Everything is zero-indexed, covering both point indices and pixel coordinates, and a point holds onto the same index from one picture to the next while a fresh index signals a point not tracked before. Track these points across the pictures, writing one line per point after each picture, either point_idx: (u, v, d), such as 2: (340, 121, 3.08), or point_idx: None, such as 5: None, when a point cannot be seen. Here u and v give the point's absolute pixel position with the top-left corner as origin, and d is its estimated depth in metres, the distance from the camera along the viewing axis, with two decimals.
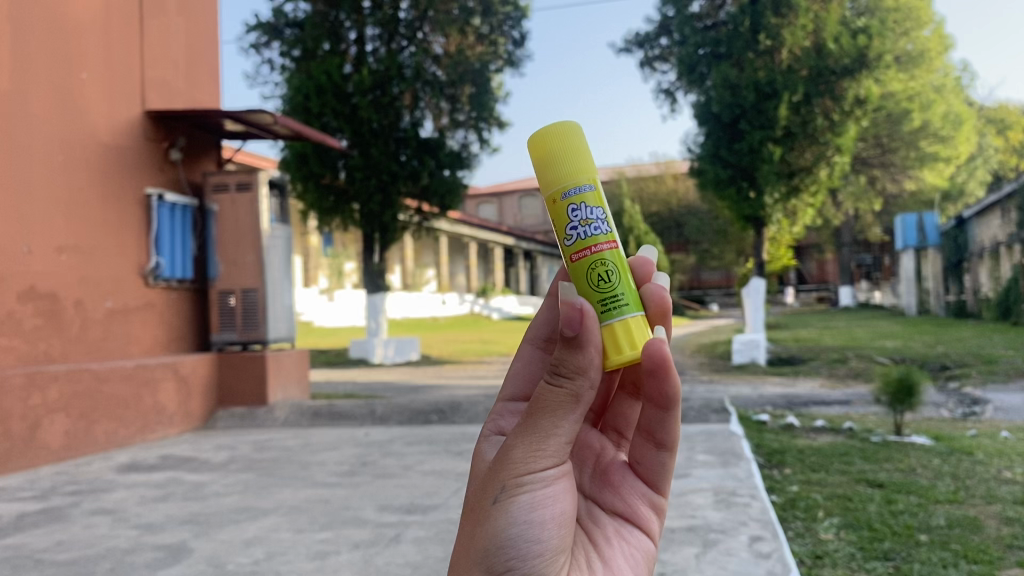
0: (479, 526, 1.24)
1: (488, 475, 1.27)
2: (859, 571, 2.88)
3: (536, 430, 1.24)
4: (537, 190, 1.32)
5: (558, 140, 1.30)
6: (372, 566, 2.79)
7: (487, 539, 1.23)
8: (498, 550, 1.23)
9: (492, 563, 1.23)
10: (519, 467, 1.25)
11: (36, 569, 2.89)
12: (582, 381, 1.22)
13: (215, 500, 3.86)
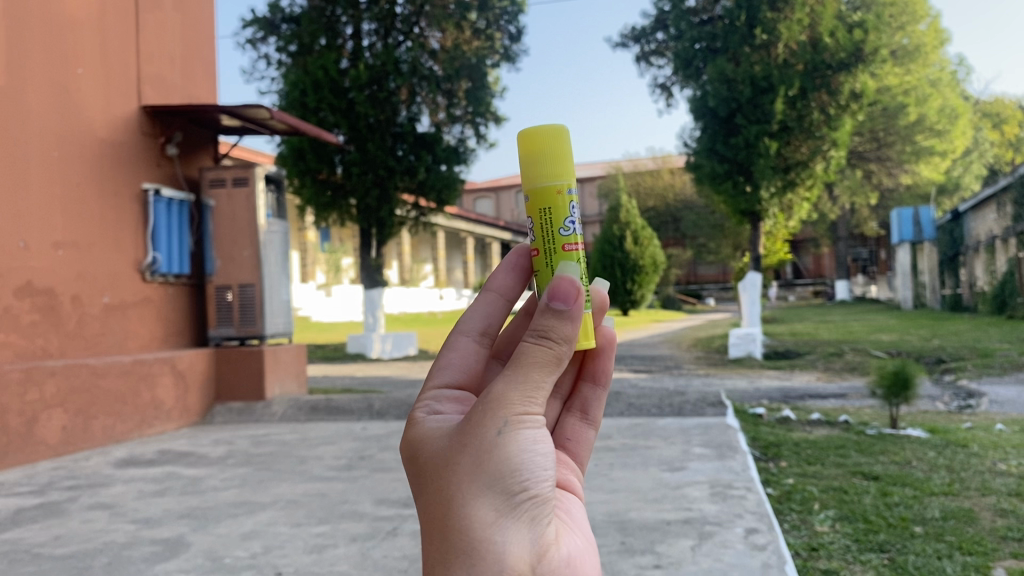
0: (484, 461, 1.13)
1: (482, 409, 1.14)
2: (854, 563, 2.90)
3: (530, 368, 1.15)
4: (537, 181, 1.31)
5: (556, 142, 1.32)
6: (370, 560, 2.80)
7: (496, 468, 1.13)
8: (512, 474, 1.14)
9: (508, 487, 1.14)
10: (520, 402, 1.14)
11: (33, 564, 2.90)
12: (568, 348, 1.17)
13: (213, 494, 3.87)
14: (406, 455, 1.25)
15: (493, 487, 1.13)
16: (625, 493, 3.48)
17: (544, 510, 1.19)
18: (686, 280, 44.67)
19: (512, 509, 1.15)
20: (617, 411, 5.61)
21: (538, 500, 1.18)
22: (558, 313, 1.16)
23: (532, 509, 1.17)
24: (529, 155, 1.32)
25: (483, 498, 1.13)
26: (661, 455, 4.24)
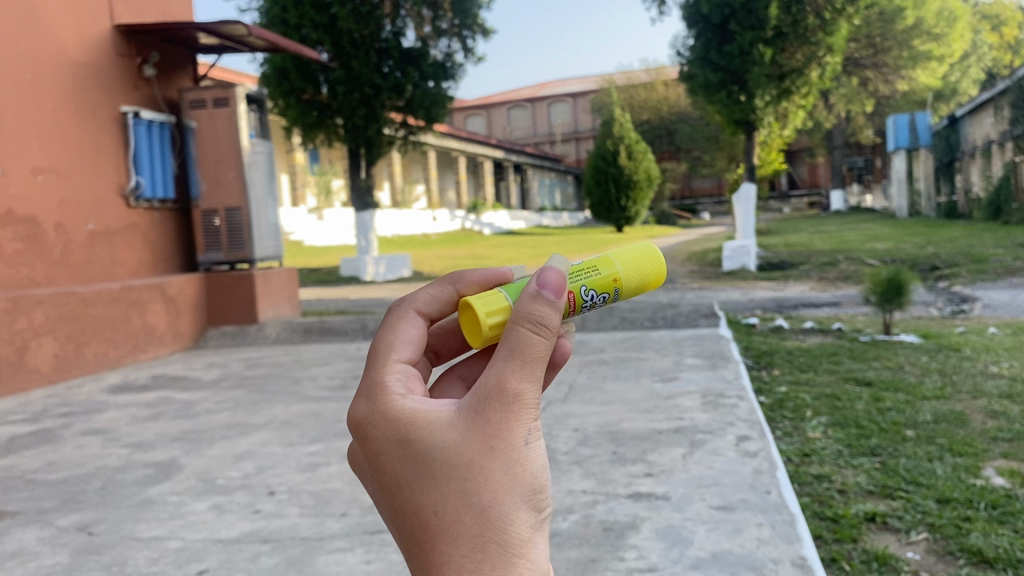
0: (515, 479, 0.85)
1: (502, 410, 0.84)
2: (846, 467, 2.92)
3: (539, 365, 0.85)
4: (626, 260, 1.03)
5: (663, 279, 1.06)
6: (363, 476, 2.80)
7: (527, 480, 0.86)
8: (541, 485, 0.87)
9: (537, 496, 0.87)
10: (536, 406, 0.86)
11: (26, 489, 2.91)
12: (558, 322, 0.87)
13: (206, 416, 3.87)
14: (388, 449, 0.88)
15: (525, 496, 0.86)
16: (616, 404, 3.48)
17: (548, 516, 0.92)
18: (683, 193, 44.47)
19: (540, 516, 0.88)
20: (611, 325, 5.61)
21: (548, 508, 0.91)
22: (553, 312, 0.86)
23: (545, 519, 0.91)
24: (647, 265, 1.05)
25: (517, 510, 0.85)
26: (653, 367, 4.23)
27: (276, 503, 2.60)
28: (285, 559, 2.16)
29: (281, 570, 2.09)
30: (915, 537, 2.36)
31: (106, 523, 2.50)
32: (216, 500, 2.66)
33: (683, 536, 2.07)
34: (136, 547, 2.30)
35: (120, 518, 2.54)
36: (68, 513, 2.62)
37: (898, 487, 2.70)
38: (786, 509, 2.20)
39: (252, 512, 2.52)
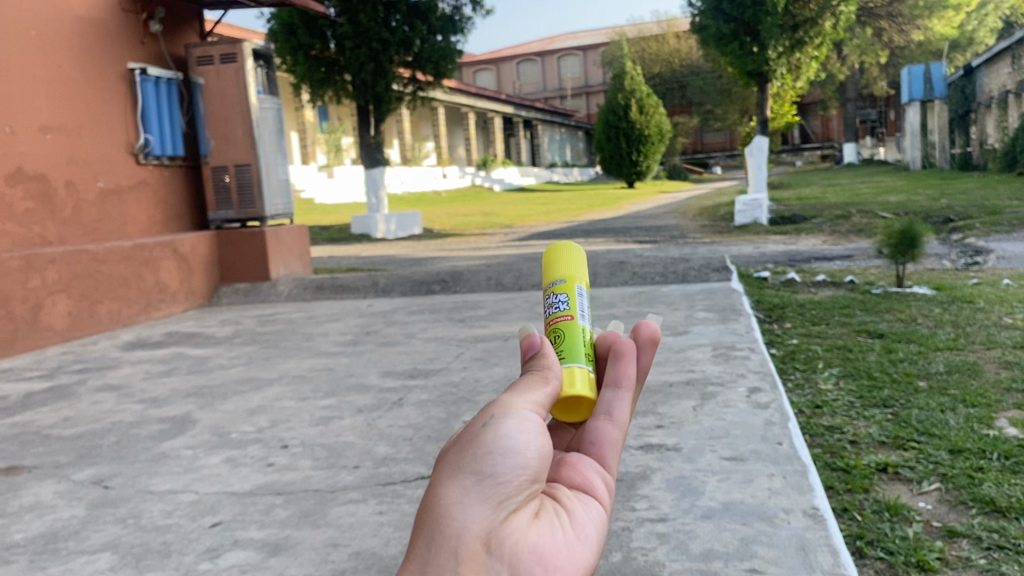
0: (465, 446, 0.97)
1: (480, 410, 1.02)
2: (857, 419, 2.92)
3: (521, 383, 1.04)
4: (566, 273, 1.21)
5: (564, 248, 1.24)
6: (376, 429, 2.82)
7: (472, 451, 0.96)
8: (486, 457, 0.96)
9: (479, 467, 0.95)
10: (508, 401, 1.01)
11: (42, 444, 2.94)
12: (553, 371, 1.08)
13: (219, 372, 3.90)
14: None
15: (467, 464, 0.95)
16: None
17: (515, 500, 0.97)
18: (695, 148, 44.04)
19: (486, 486, 0.95)
20: (622, 280, 5.59)
21: (509, 489, 0.96)
22: (540, 362, 1.09)
23: (506, 498, 0.96)
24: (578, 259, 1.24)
25: (455, 471, 0.96)
26: (664, 321, 4.22)
27: (290, 456, 2.61)
28: (299, 511, 2.18)
29: (294, 522, 2.10)
30: (927, 487, 2.36)
31: (121, 477, 2.53)
32: (229, 454, 2.68)
33: (694, 487, 2.07)
34: (150, 500, 2.32)
35: (135, 472, 2.57)
36: (84, 468, 2.64)
37: (910, 438, 2.70)
38: (798, 460, 2.20)
39: (266, 465, 2.54)
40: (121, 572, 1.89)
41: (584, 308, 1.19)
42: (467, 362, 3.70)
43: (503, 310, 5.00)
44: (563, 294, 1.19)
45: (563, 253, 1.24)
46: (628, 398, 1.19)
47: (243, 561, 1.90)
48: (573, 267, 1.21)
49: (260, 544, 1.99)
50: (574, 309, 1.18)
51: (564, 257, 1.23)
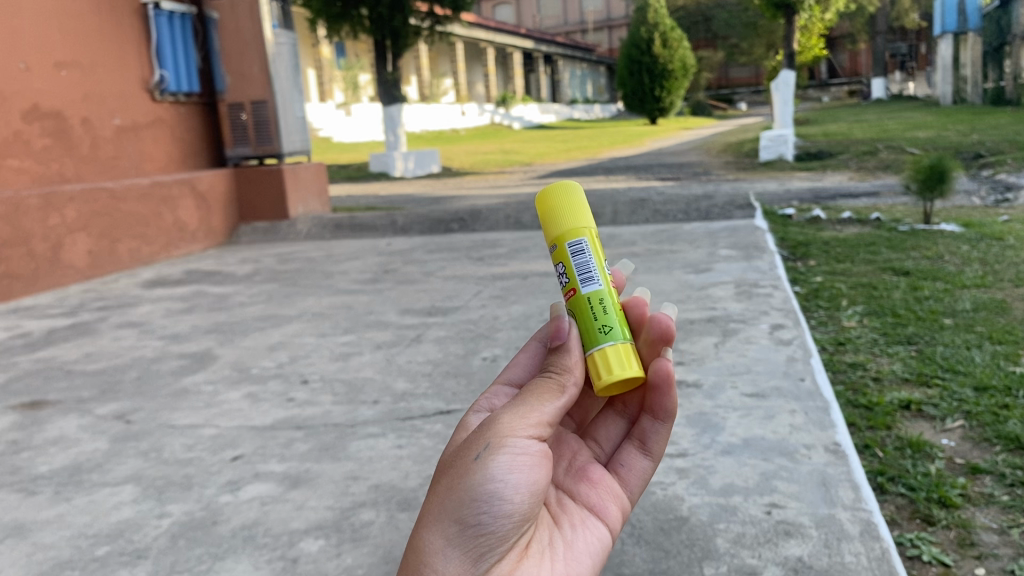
0: (455, 480, 0.95)
1: (475, 433, 0.99)
2: (880, 356, 2.88)
3: (525, 402, 1.01)
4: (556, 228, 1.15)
5: (556, 193, 1.15)
6: (395, 366, 2.81)
7: (457, 493, 0.94)
8: (471, 503, 0.94)
9: (464, 514, 0.94)
10: (504, 432, 0.97)
11: (65, 379, 2.97)
12: (572, 375, 1.06)
13: (239, 309, 3.91)
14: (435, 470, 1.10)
15: (452, 510, 0.94)
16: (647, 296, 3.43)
17: (498, 547, 0.96)
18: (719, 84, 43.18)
19: (468, 534, 0.94)
20: (643, 218, 5.53)
21: (492, 536, 0.95)
22: (562, 362, 1.07)
23: (488, 545, 0.95)
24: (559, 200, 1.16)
25: (437, 516, 0.94)
26: (686, 259, 4.16)
27: (310, 391, 2.62)
28: (319, 445, 2.19)
29: (315, 456, 2.11)
30: (951, 424, 2.34)
31: (143, 411, 2.55)
32: (249, 389, 2.69)
33: (713, 422, 2.06)
34: (172, 434, 2.34)
35: (156, 407, 2.58)
36: (106, 402, 2.67)
37: (934, 375, 2.66)
38: (820, 396, 2.17)
39: (286, 401, 2.55)
40: (144, 503, 1.91)
41: (589, 267, 1.12)
42: (486, 300, 3.68)
43: (522, 248, 4.96)
44: (562, 262, 1.14)
45: (558, 200, 1.15)
46: (666, 432, 1.23)
47: (264, 494, 1.91)
48: (562, 220, 1.14)
49: (280, 477, 2.00)
50: (575, 279, 1.12)
51: (558, 209, 1.15)
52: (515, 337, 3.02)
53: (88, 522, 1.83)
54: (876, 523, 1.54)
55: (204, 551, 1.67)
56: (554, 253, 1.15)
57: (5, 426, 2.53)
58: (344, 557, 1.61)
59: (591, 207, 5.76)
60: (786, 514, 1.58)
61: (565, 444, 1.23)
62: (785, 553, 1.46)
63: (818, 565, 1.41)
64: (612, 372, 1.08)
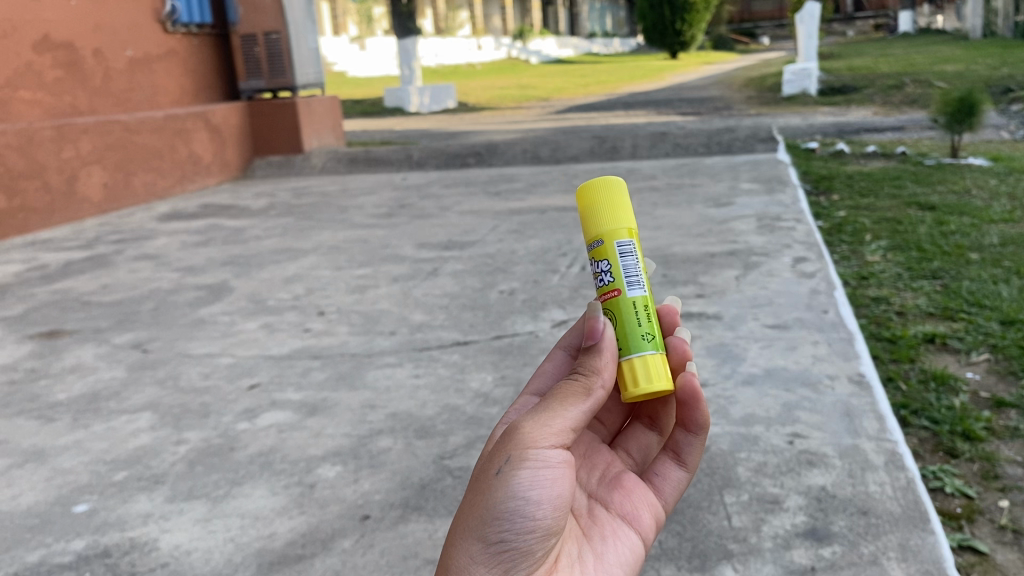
0: (477, 497, 0.85)
1: (498, 443, 0.88)
2: (904, 291, 2.83)
3: (550, 406, 0.88)
4: (598, 224, 0.99)
5: (599, 188, 1.01)
6: (411, 298, 2.78)
7: (479, 509, 0.84)
8: (495, 520, 0.84)
9: (487, 533, 0.84)
10: (527, 441, 0.86)
11: (83, 310, 2.97)
12: (600, 377, 0.92)
13: (255, 242, 3.88)
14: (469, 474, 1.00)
15: (474, 528, 0.84)
16: (667, 230, 3.38)
17: (526, 563, 0.86)
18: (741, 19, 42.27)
19: (493, 552, 0.84)
20: (663, 153, 5.46)
21: (520, 553, 0.85)
22: (591, 361, 0.93)
23: (516, 561, 0.86)
24: (601, 198, 1.00)
25: (462, 535, 0.85)
26: (707, 193, 4.09)
27: (326, 322, 2.60)
28: (336, 373, 2.18)
29: (331, 384, 2.10)
30: (976, 358, 2.30)
31: (160, 341, 2.54)
32: (266, 320, 2.68)
33: (735, 353, 2.03)
34: (189, 362, 2.34)
35: (173, 336, 2.58)
36: (123, 332, 2.66)
37: (960, 309, 2.61)
38: (843, 328, 2.13)
39: (303, 331, 2.53)
40: (161, 430, 1.90)
41: (635, 271, 0.98)
42: (503, 234, 3.63)
43: (539, 183, 4.90)
44: (604, 261, 0.98)
45: (603, 197, 1.00)
46: (701, 444, 1.09)
47: (282, 421, 1.91)
48: (609, 216, 0.99)
49: (297, 405, 1.99)
50: (620, 280, 0.97)
51: (599, 204, 1.00)
52: (533, 271, 2.99)
53: (107, 448, 1.83)
54: (900, 453, 1.52)
55: (222, 477, 1.67)
56: (594, 250, 1.00)
57: (24, 355, 2.53)
58: (362, 482, 1.61)
59: (610, 141, 5.67)
60: (809, 444, 1.56)
61: (594, 451, 1.08)
62: (808, 483, 1.43)
63: (842, 495, 1.39)
64: (645, 384, 0.95)
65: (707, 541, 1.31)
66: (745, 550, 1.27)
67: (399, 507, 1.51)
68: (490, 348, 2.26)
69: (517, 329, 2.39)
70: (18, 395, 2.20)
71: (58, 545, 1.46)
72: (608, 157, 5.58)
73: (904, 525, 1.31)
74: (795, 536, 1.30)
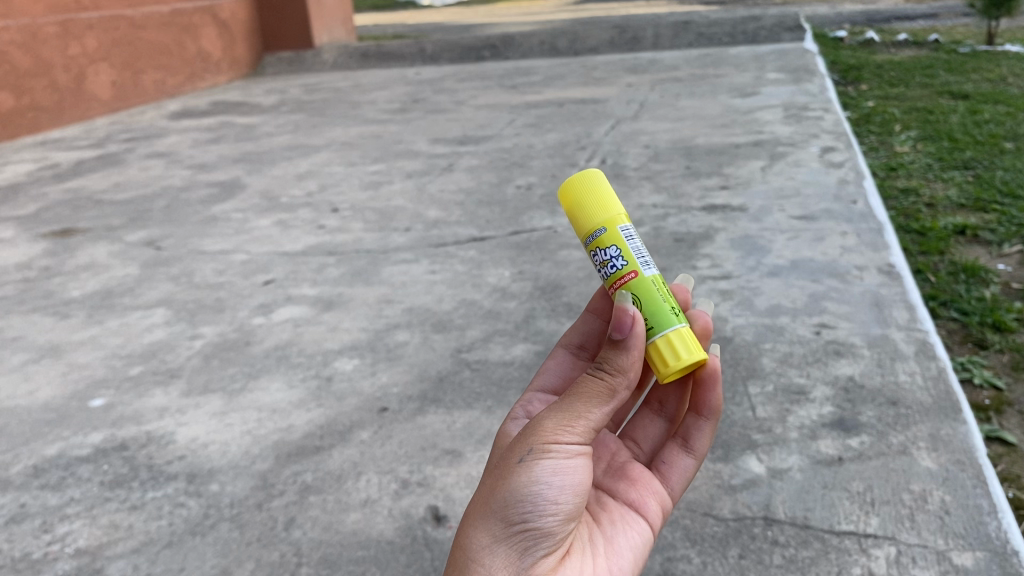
0: (499, 479, 0.76)
1: (523, 427, 0.79)
2: (934, 182, 2.73)
3: (574, 400, 0.76)
4: (591, 218, 0.88)
5: (577, 183, 0.90)
6: (426, 194, 2.72)
7: (500, 493, 0.76)
8: (517, 504, 0.75)
9: (508, 514, 0.76)
10: (551, 429, 0.76)
11: (95, 208, 2.93)
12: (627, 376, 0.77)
13: (267, 139, 3.80)
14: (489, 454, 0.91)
15: (496, 508, 0.76)
16: (690, 122, 3.27)
17: (548, 544, 0.78)
18: None
19: (512, 536, 0.76)
20: (687, 43, 5.27)
21: (540, 534, 0.77)
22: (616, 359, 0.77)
23: (537, 544, 0.77)
24: (586, 192, 0.90)
25: (483, 516, 0.76)
26: (731, 83, 3.96)
27: (340, 219, 2.55)
28: (352, 269, 2.14)
29: (347, 280, 2.07)
30: (1008, 250, 2.22)
31: (174, 239, 2.50)
32: (279, 217, 2.62)
33: (760, 245, 1.97)
34: (203, 259, 2.31)
35: (186, 234, 2.54)
36: (137, 230, 2.63)
37: (993, 201, 2.52)
38: (873, 219, 2.06)
39: (317, 228, 2.48)
40: (177, 325, 1.89)
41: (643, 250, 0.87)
42: (519, 128, 3.54)
43: (557, 76, 4.75)
44: (612, 245, 0.87)
45: (583, 191, 0.90)
46: (712, 427, 0.96)
47: (298, 315, 1.88)
48: (604, 204, 0.88)
49: (313, 300, 1.96)
50: (633, 260, 0.86)
51: (581, 201, 0.90)
52: (551, 165, 2.91)
53: (123, 344, 1.81)
54: (932, 342, 1.47)
55: (239, 371, 1.65)
56: (595, 241, 0.88)
57: (37, 253, 2.51)
58: (379, 375, 1.59)
59: (630, 31, 5.47)
60: (837, 335, 1.51)
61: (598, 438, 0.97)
62: (835, 372, 1.40)
63: (871, 385, 1.35)
64: (683, 358, 0.84)
65: (731, 431, 1.28)
66: (771, 441, 1.24)
67: (418, 399, 1.49)
68: (508, 244, 2.21)
69: (535, 224, 2.33)
70: (33, 292, 2.19)
71: (76, 438, 1.46)
72: (629, 48, 5.40)
73: (935, 415, 1.27)
74: (821, 426, 1.27)
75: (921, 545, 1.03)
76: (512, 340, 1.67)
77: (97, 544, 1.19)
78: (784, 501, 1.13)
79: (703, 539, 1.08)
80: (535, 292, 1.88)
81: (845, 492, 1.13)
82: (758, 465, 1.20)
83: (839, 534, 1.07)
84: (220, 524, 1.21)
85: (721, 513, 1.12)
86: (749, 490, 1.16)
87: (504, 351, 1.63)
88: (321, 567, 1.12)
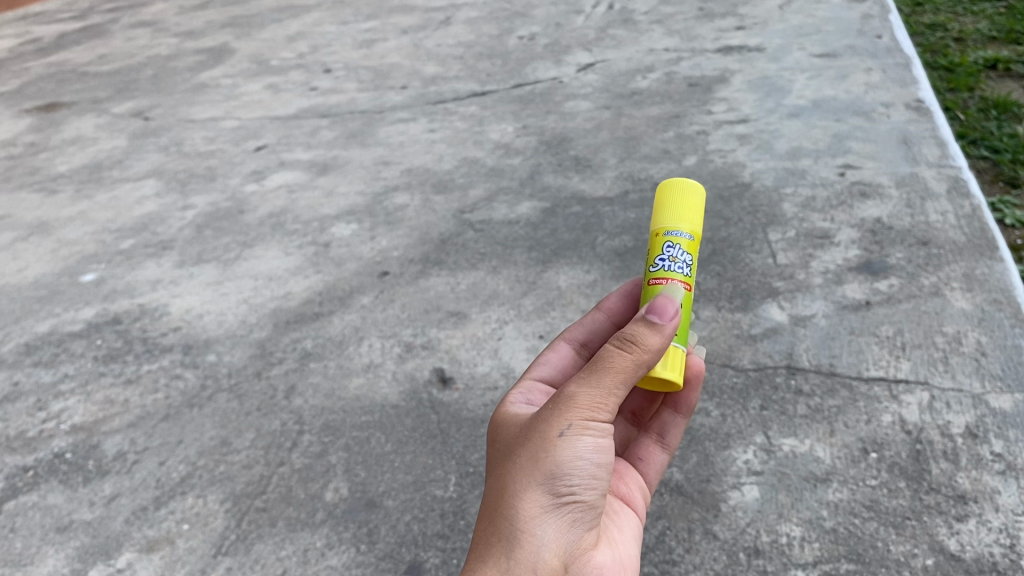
0: (539, 449, 0.63)
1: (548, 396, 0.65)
2: (963, 16, 2.55)
3: (606, 372, 0.62)
4: (679, 216, 0.74)
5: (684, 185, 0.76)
6: (422, 51, 2.57)
7: (545, 465, 0.63)
8: (566, 473, 0.63)
9: (556, 485, 0.63)
10: (587, 402, 0.62)
11: (79, 82, 2.79)
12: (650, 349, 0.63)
13: (256, 2, 3.59)
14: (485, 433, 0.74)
15: (540, 482, 0.63)
16: None
17: (590, 521, 0.66)
18: None
19: (559, 507, 0.63)
20: None
21: (584, 507, 0.65)
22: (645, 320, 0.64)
23: (582, 518, 0.65)
24: (684, 196, 0.75)
25: (527, 491, 0.63)
26: None
27: (333, 80, 2.42)
28: (346, 131, 2.04)
29: (342, 143, 1.96)
30: None
31: (162, 109, 2.39)
32: (269, 81, 2.49)
33: (779, 86, 1.84)
34: (192, 129, 2.20)
35: (174, 103, 2.42)
36: (123, 102, 2.50)
37: None
38: (900, 54, 1.91)
39: (309, 90, 2.36)
40: (168, 197, 1.80)
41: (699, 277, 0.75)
42: None
43: None
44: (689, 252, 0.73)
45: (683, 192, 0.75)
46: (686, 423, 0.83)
47: (292, 182, 1.80)
48: (681, 212, 0.74)
49: (307, 165, 1.87)
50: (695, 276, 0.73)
51: (678, 196, 0.74)
52: (554, 14, 2.73)
53: (112, 218, 1.73)
54: (964, 178, 1.37)
55: (233, 240, 1.58)
56: (675, 238, 0.73)
57: (22, 131, 2.40)
58: (379, 240, 1.51)
59: None
60: (862, 176, 1.42)
61: None
62: (862, 215, 1.31)
63: (899, 226, 1.27)
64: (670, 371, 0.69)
65: (750, 280, 1.20)
66: (793, 288, 1.17)
67: (419, 262, 1.42)
68: (510, 98, 2.09)
69: (539, 76, 2.20)
70: (19, 171, 2.10)
71: (67, 315, 1.40)
72: None
73: (969, 253, 1.18)
74: (846, 271, 1.19)
75: (955, 390, 0.97)
76: (517, 198, 1.58)
77: (94, 421, 1.15)
78: (808, 349, 1.07)
79: (722, 392, 1.03)
80: (540, 147, 1.78)
81: (873, 338, 1.07)
82: (779, 313, 1.13)
83: (868, 381, 1.01)
84: (219, 395, 1.16)
85: (740, 363, 1.06)
86: (771, 338, 1.09)
87: (509, 210, 1.54)
88: (323, 435, 1.07)
